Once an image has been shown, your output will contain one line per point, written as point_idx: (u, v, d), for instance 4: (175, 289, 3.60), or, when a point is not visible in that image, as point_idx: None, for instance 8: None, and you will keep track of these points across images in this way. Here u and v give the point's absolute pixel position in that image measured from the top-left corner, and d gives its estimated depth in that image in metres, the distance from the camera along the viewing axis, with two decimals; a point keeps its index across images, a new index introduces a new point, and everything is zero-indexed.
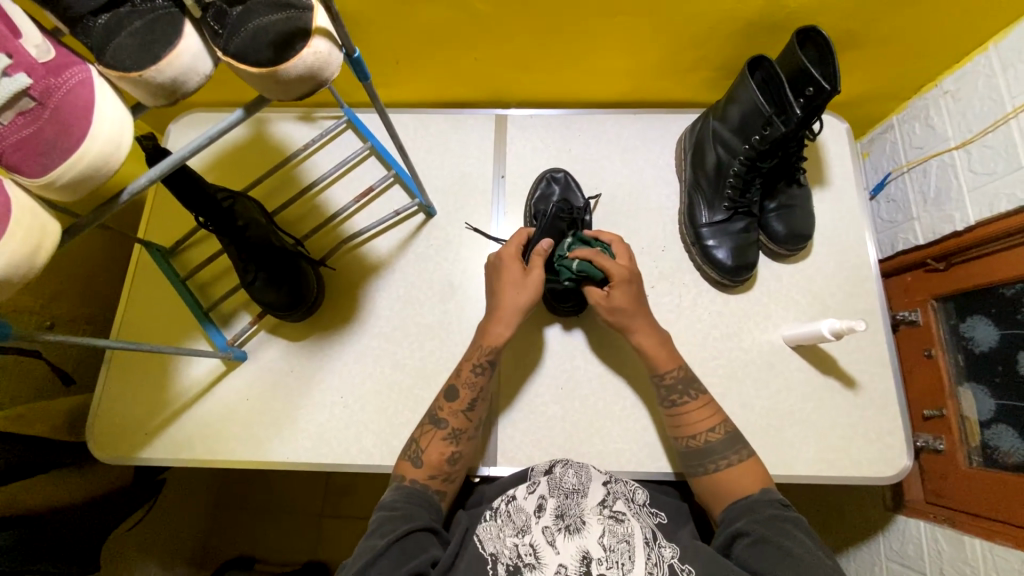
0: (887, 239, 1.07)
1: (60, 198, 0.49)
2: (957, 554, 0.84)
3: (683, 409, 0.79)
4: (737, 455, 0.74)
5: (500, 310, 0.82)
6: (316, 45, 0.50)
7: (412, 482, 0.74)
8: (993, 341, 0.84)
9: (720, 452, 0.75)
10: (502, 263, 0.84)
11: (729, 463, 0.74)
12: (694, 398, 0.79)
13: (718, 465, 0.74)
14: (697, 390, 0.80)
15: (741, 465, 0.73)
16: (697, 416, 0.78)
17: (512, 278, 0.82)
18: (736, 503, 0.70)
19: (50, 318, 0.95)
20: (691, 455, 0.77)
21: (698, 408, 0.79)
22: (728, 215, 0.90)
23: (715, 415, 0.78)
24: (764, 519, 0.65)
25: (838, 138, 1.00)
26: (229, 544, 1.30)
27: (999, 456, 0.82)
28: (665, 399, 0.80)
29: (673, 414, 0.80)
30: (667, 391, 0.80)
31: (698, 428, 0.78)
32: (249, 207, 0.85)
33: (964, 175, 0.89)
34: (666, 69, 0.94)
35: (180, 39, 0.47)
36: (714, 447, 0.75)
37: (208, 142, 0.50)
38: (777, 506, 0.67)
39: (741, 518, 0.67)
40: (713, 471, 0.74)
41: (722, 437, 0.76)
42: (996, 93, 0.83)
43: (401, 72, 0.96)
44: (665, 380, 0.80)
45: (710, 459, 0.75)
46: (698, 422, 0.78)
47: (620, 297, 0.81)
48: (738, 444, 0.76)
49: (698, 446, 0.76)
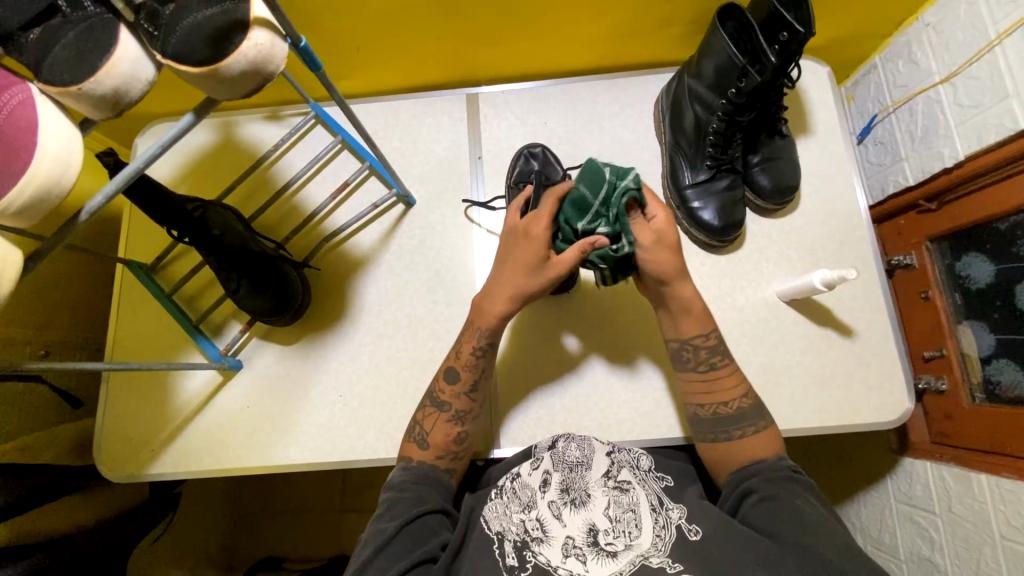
0: (877, 182, 1.04)
1: (18, 224, 0.47)
2: (965, 491, 0.84)
3: (716, 374, 0.76)
4: (764, 421, 0.73)
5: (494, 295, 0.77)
6: (255, 37, 0.48)
7: (419, 463, 0.74)
8: (990, 276, 0.83)
9: (749, 419, 0.73)
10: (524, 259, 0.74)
11: (755, 430, 0.72)
12: (725, 364, 0.77)
13: (745, 431, 0.72)
14: (725, 358, 0.77)
15: (765, 432, 0.72)
16: (729, 382, 0.76)
17: (526, 270, 0.74)
18: (747, 466, 0.70)
19: (44, 347, 0.95)
20: (716, 421, 0.74)
21: (729, 375, 0.76)
22: (711, 174, 0.88)
23: (742, 382, 0.76)
24: (775, 479, 0.66)
25: (820, 83, 0.97)
26: (254, 547, 1.32)
27: (1001, 391, 0.81)
28: (700, 363, 0.77)
29: (703, 378, 0.76)
30: (705, 354, 0.77)
31: (731, 394, 0.75)
32: (223, 215, 0.83)
33: (950, 109, 0.86)
34: (636, 29, 0.91)
35: (116, 46, 0.45)
36: (745, 414, 0.74)
37: (163, 149, 0.48)
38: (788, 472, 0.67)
39: (751, 475, 0.68)
40: (737, 437, 0.72)
41: (750, 406, 0.74)
42: (979, 19, 0.80)
43: (364, 60, 0.93)
44: (705, 343, 0.77)
45: (732, 426, 0.73)
46: (731, 387, 0.76)
47: (668, 238, 0.73)
48: (764, 413, 0.74)
49: (729, 413, 0.74)
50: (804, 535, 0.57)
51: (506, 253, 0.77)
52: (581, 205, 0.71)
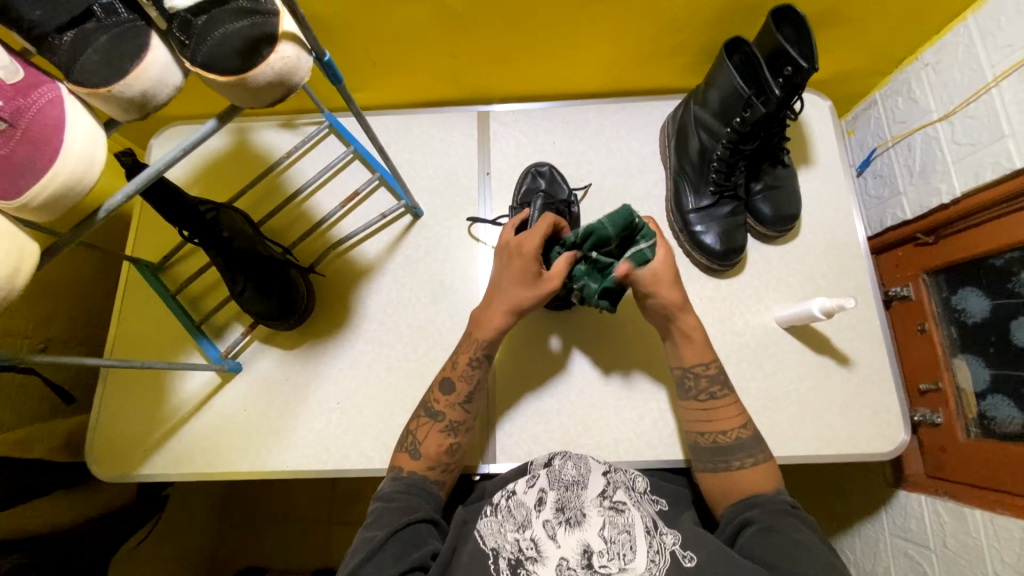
0: (875, 215, 1.07)
1: (38, 218, 0.48)
2: (959, 526, 0.84)
3: (717, 403, 0.77)
4: (763, 453, 0.73)
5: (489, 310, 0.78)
6: (282, 50, 0.50)
7: (410, 473, 0.74)
8: (986, 312, 0.84)
9: (748, 450, 0.73)
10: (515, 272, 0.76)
11: (754, 460, 0.72)
12: (726, 394, 0.77)
13: (743, 462, 0.72)
14: (723, 388, 0.77)
15: (763, 464, 0.72)
16: (730, 411, 0.76)
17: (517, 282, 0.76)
18: (749, 497, 0.69)
19: (43, 340, 0.95)
20: (716, 450, 0.74)
21: (728, 405, 0.77)
22: (714, 200, 0.90)
23: (742, 413, 0.77)
24: (772, 510, 0.66)
25: (821, 116, 1.00)
26: (238, 555, 1.30)
27: (996, 426, 0.82)
28: (701, 393, 0.77)
29: (704, 407, 0.77)
30: (705, 383, 0.77)
31: (730, 424, 0.75)
32: (234, 218, 0.85)
33: (948, 147, 0.89)
34: (645, 57, 0.94)
35: (147, 51, 0.47)
36: (743, 444, 0.74)
37: (183, 153, 0.49)
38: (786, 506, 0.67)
39: (749, 507, 0.68)
40: (737, 467, 0.72)
41: (750, 436, 0.74)
42: (976, 61, 0.83)
43: (380, 75, 0.95)
44: (705, 371, 0.78)
45: (734, 455, 0.73)
46: (728, 417, 0.76)
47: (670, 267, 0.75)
48: (763, 445, 0.75)
49: (727, 442, 0.74)
50: (795, 567, 0.58)
51: (503, 270, 0.79)
52: (600, 243, 0.73)
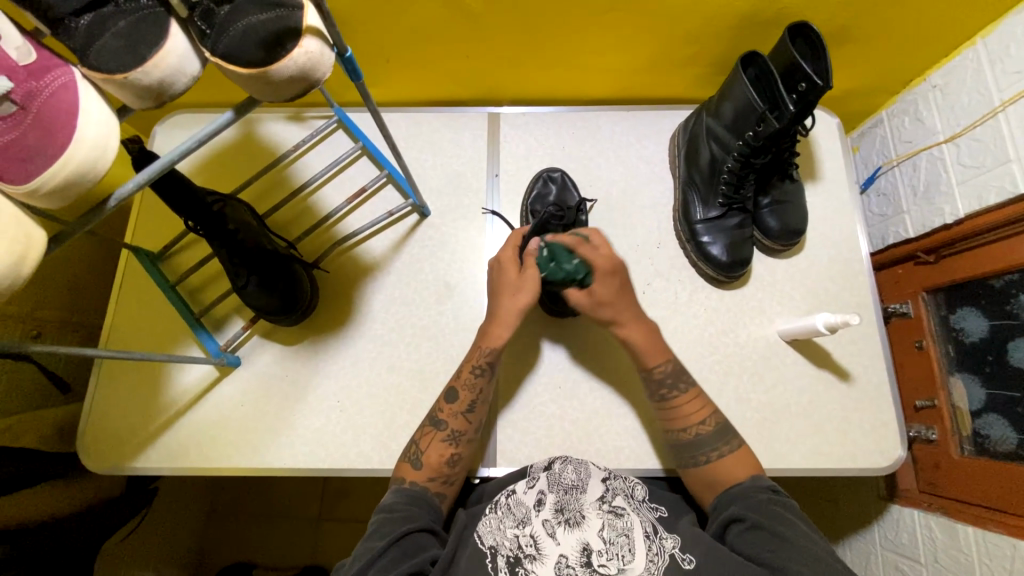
0: (878, 232, 1.08)
1: (45, 204, 0.47)
2: (951, 543, 0.85)
3: (674, 403, 0.78)
4: (728, 445, 0.75)
5: (499, 314, 0.79)
6: (306, 45, 0.49)
7: (411, 484, 0.73)
8: (983, 331, 0.85)
9: (712, 445, 0.75)
10: (502, 265, 0.81)
11: (719, 454, 0.74)
12: (685, 390, 0.78)
13: (710, 456, 0.74)
14: (687, 382, 0.79)
15: (729, 455, 0.74)
16: (693, 407, 0.78)
17: (507, 279, 0.80)
18: (725, 493, 0.70)
19: (36, 326, 0.93)
20: (682, 448, 0.76)
21: (689, 401, 0.78)
22: (722, 211, 0.90)
23: (706, 407, 0.78)
24: (757, 504, 0.66)
25: (829, 132, 1.01)
26: (225, 550, 1.28)
27: (990, 444, 0.83)
28: (657, 393, 0.79)
29: (663, 408, 0.79)
30: (660, 385, 0.79)
31: (688, 421, 0.77)
32: (239, 210, 0.83)
33: (953, 168, 0.90)
34: (658, 66, 0.95)
35: (167, 39, 0.46)
36: (704, 440, 0.75)
37: (198, 143, 0.48)
38: (768, 492, 0.68)
39: (732, 502, 0.68)
40: (703, 463, 0.74)
41: (712, 430, 0.76)
42: (984, 85, 0.84)
43: (394, 72, 0.95)
44: (654, 374, 0.79)
45: (701, 451, 0.75)
46: (688, 415, 0.77)
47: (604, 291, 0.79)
48: (728, 436, 0.76)
49: (688, 439, 0.76)
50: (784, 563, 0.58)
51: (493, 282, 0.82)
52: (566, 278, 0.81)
